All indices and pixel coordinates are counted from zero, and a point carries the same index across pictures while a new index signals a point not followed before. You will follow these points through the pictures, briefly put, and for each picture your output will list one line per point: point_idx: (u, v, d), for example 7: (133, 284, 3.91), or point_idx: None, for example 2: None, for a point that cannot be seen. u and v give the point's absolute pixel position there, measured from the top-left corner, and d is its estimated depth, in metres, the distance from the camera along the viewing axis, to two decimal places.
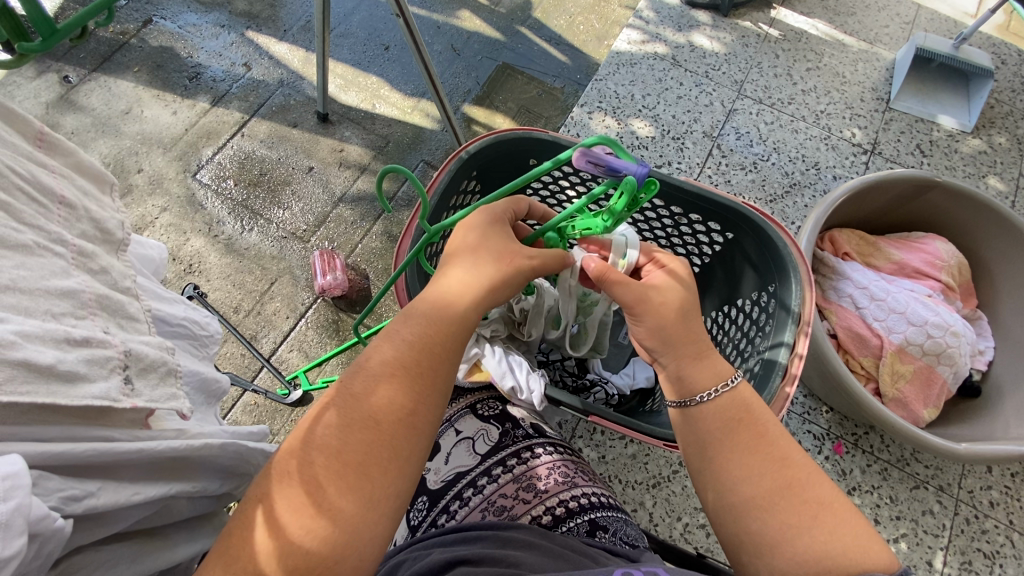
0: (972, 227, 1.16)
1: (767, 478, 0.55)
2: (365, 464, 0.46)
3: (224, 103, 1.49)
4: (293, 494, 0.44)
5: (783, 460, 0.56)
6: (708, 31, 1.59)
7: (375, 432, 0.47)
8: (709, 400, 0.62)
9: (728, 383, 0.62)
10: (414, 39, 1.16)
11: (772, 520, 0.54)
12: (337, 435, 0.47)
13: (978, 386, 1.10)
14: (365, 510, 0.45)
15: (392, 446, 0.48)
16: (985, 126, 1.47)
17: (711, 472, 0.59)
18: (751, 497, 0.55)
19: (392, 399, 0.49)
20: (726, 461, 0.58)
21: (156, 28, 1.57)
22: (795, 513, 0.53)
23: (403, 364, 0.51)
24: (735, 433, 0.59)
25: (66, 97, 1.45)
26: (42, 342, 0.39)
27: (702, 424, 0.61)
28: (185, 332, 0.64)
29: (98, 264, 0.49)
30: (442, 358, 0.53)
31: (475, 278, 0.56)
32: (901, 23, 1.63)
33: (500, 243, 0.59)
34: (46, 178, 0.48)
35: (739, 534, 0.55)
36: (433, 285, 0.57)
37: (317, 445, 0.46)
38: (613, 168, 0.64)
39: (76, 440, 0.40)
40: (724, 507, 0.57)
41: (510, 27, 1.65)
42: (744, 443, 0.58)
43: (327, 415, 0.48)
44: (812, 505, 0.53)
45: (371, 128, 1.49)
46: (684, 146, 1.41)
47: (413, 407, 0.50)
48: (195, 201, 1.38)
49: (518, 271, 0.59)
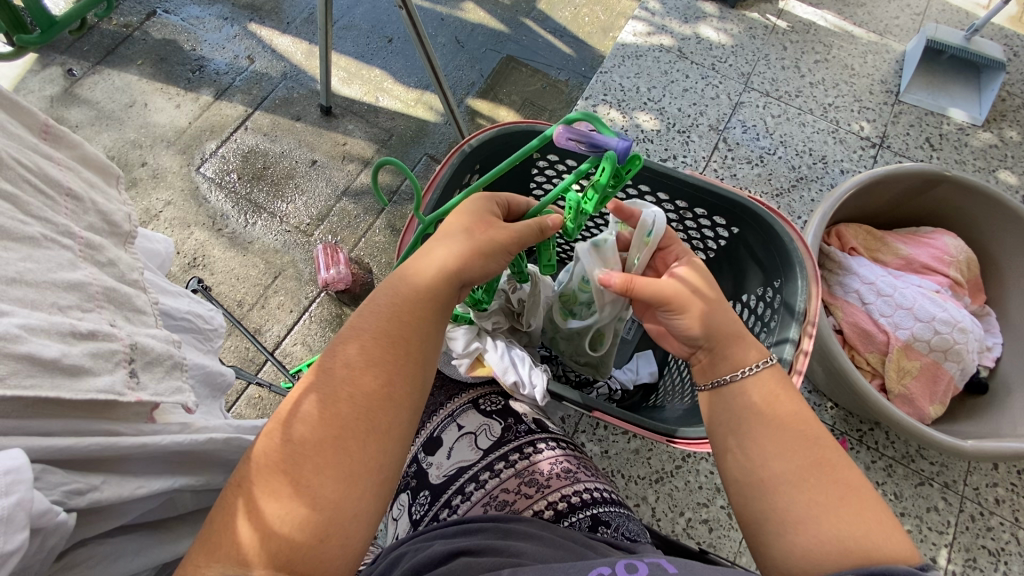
0: (982, 222, 1.15)
1: (798, 454, 0.55)
2: (340, 443, 0.46)
3: (227, 96, 1.49)
4: (271, 481, 0.44)
5: (813, 440, 0.56)
6: (715, 22, 1.57)
7: (348, 411, 0.47)
8: (750, 376, 0.62)
9: (766, 361, 0.63)
10: (417, 32, 1.15)
11: (799, 497, 0.53)
12: (314, 414, 0.47)
13: (985, 383, 1.09)
14: (346, 485, 0.45)
15: (366, 424, 0.48)
16: (996, 120, 1.45)
17: (742, 446, 0.58)
18: (782, 472, 0.55)
19: (365, 377, 0.49)
20: (759, 435, 0.58)
21: (159, 21, 1.57)
22: (825, 491, 0.53)
23: (373, 345, 0.51)
24: (771, 410, 0.59)
25: (70, 90, 1.45)
26: (48, 336, 0.39)
27: (738, 399, 0.61)
28: (191, 326, 0.64)
29: (106, 256, 0.49)
30: (417, 333, 0.53)
31: (442, 255, 0.56)
32: (912, 14, 1.60)
33: (473, 219, 0.59)
34: (51, 169, 0.48)
35: (764, 510, 0.54)
36: (406, 265, 0.56)
37: (293, 424, 0.46)
38: (595, 144, 0.60)
39: (79, 434, 0.41)
40: (752, 481, 0.56)
41: (514, 19, 1.64)
42: (779, 419, 0.58)
43: (299, 402, 0.48)
44: (840, 487, 0.53)
45: (374, 121, 1.49)
46: (690, 139, 1.40)
47: (385, 383, 0.50)
48: (199, 194, 1.38)
49: (489, 243, 0.58)
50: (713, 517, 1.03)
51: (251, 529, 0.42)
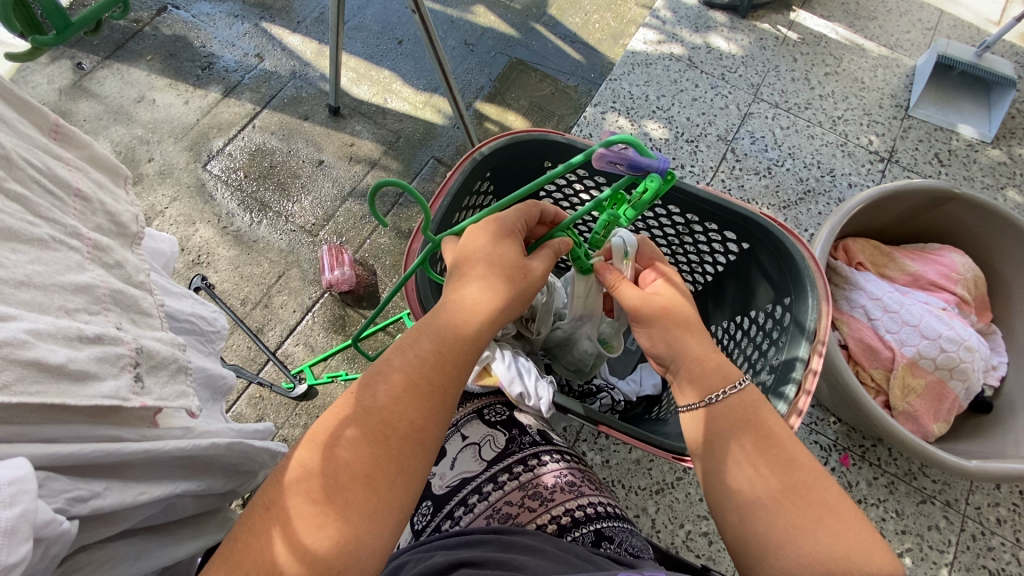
0: (991, 241, 1.14)
1: (775, 477, 0.55)
2: (374, 477, 0.46)
3: (236, 94, 1.49)
4: (304, 506, 0.44)
5: (789, 460, 0.55)
6: (725, 32, 1.56)
7: (386, 446, 0.47)
8: (720, 402, 0.61)
9: (736, 384, 0.62)
10: (429, 36, 1.15)
11: (776, 520, 0.53)
12: (349, 449, 0.47)
13: (990, 402, 1.09)
14: (374, 519, 0.45)
15: (401, 460, 0.47)
16: (1005, 137, 1.44)
17: (721, 469, 0.58)
18: (758, 496, 0.55)
19: (403, 416, 0.49)
20: (735, 459, 0.57)
21: (170, 16, 1.57)
22: (800, 514, 0.52)
23: (416, 378, 0.51)
24: (745, 432, 0.58)
25: (79, 83, 1.45)
26: (54, 340, 0.39)
27: (714, 421, 0.61)
28: (194, 328, 0.63)
29: (113, 257, 0.48)
30: (452, 374, 0.53)
31: (488, 293, 0.56)
32: (923, 29, 1.60)
33: (513, 255, 0.58)
34: (61, 170, 0.48)
35: (745, 535, 0.54)
36: (451, 297, 0.56)
37: (335, 452, 0.46)
38: (635, 164, 0.63)
39: (83, 440, 0.40)
40: (732, 504, 0.56)
41: (525, 24, 1.64)
42: (753, 441, 0.57)
43: (342, 428, 0.48)
44: (817, 508, 0.53)
45: (382, 123, 1.48)
46: (698, 149, 1.39)
47: (423, 421, 0.49)
48: (205, 191, 1.37)
49: (529, 285, 0.59)
50: (712, 530, 1.02)
51: (259, 553, 0.42)
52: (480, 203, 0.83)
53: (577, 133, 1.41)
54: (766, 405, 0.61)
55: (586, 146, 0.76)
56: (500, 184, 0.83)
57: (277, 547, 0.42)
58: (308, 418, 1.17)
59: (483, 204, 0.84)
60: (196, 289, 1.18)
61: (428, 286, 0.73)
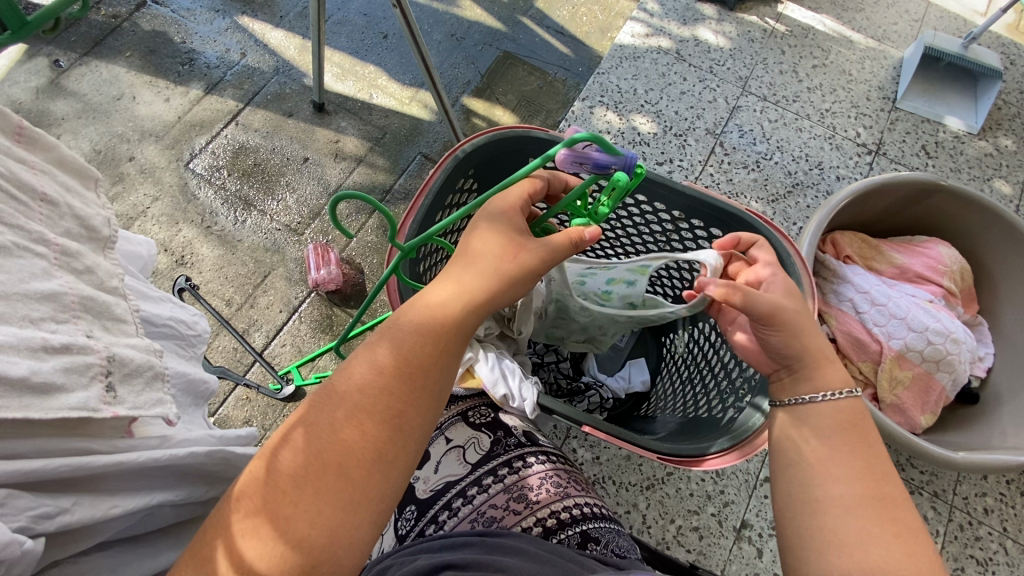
0: (977, 232, 1.15)
1: (863, 486, 0.53)
2: (346, 467, 0.45)
3: (218, 91, 1.46)
4: (274, 498, 0.44)
5: (883, 475, 0.54)
6: (713, 25, 1.56)
7: (360, 434, 0.47)
8: (827, 401, 0.59)
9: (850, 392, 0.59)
10: (412, 30, 1.13)
11: (853, 524, 0.52)
12: (326, 440, 0.46)
13: (977, 393, 1.10)
14: (345, 513, 0.44)
15: (376, 450, 0.47)
16: (991, 128, 1.45)
17: (803, 465, 0.56)
18: (841, 497, 0.53)
19: (378, 405, 0.48)
20: (827, 458, 0.55)
21: (149, 12, 1.54)
22: (880, 525, 0.51)
23: (394, 366, 0.50)
24: (847, 434, 0.57)
25: (56, 81, 1.42)
26: (17, 353, 0.37)
27: (816, 418, 0.59)
28: (172, 333, 0.62)
29: (83, 263, 0.47)
30: (434, 363, 0.51)
31: (473, 280, 0.54)
32: (910, 20, 1.59)
33: (502, 239, 0.56)
34: (24, 173, 0.46)
35: (810, 528, 0.53)
36: (435, 283, 0.55)
37: (305, 440, 0.46)
38: (598, 164, 0.63)
39: (50, 454, 0.39)
40: (803, 497, 0.55)
41: (511, 17, 1.62)
42: (851, 445, 0.56)
43: (315, 415, 0.47)
44: (893, 524, 0.51)
45: (368, 119, 1.46)
46: (687, 143, 1.39)
47: (400, 411, 0.48)
48: (188, 190, 1.35)
49: (523, 270, 0.56)
50: (703, 524, 1.03)
51: (232, 547, 0.42)
52: (464, 201, 0.81)
53: (565, 127, 1.40)
54: (870, 425, 0.58)
55: (571, 143, 0.75)
56: (484, 182, 0.82)
57: (249, 540, 0.42)
58: None
59: (468, 201, 0.82)
60: (179, 291, 1.16)
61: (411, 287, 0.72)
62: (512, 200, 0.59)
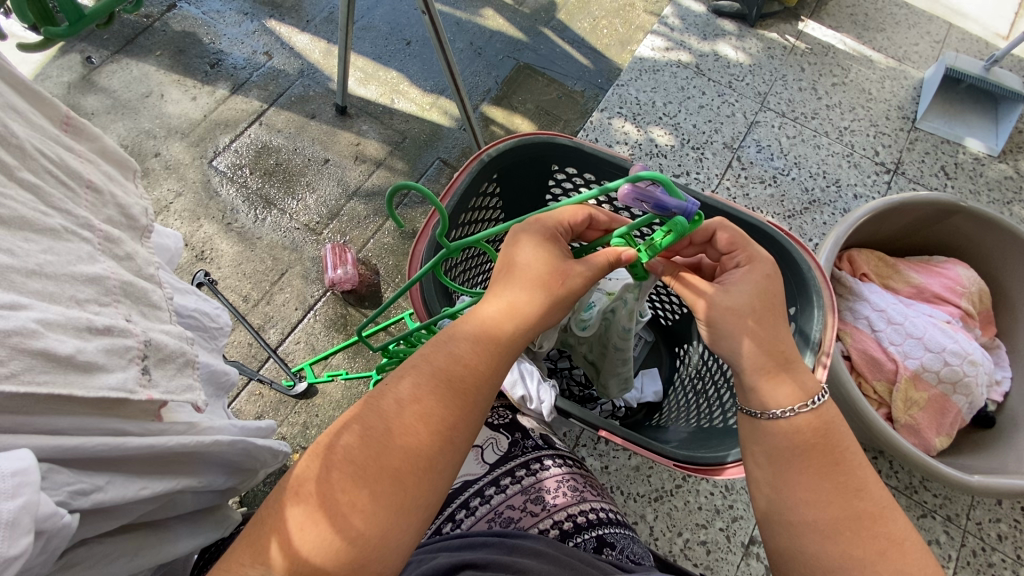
0: (997, 255, 1.14)
1: (835, 506, 0.53)
2: (399, 472, 0.46)
3: (243, 91, 1.49)
4: (328, 498, 0.44)
5: (854, 490, 0.54)
6: (733, 41, 1.57)
7: (413, 441, 0.47)
8: (788, 417, 0.57)
9: (811, 403, 0.57)
10: (438, 37, 1.15)
11: (831, 547, 0.52)
12: (381, 445, 0.47)
13: (993, 417, 1.08)
14: (395, 517, 0.45)
15: (427, 459, 0.47)
16: (1012, 151, 1.44)
17: (774, 487, 0.56)
18: (816, 521, 0.53)
19: (431, 414, 0.49)
20: (795, 481, 0.55)
21: (180, 13, 1.58)
22: (859, 545, 0.52)
23: (448, 377, 0.50)
24: (810, 453, 0.55)
25: (87, 78, 1.46)
26: (64, 331, 0.38)
27: (776, 440, 0.57)
28: (197, 324, 0.63)
29: (123, 250, 0.48)
30: (483, 376, 0.52)
31: (525, 298, 0.55)
32: (931, 42, 1.60)
33: (553, 257, 0.57)
34: (72, 161, 0.48)
35: (790, 551, 0.54)
36: (487, 299, 0.56)
37: (359, 445, 0.47)
38: (658, 204, 0.62)
39: (88, 433, 0.40)
40: (780, 521, 0.55)
41: (533, 28, 1.64)
42: (816, 464, 0.55)
43: (371, 419, 0.48)
44: (879, 539, 0.52)
45: (389, 123, 1.49)
46: (704, 156, 1.39)
47: (452, 423, 0.49)
48: (210, 187, 1.38)
49: (570, 291, 0.56)
50: (711, 539, 1.02)
51: (287, 542, 0.43)
52: (487, 205, 0.82)
53: (583, 137, 1.41)
54: (838, 431, 0.57)
55: (594, 150, 0.76)
56: (507, 187, 0.83)
57: (304, 538, 0.43)
58: (307, 417, 1.17)
59: (490, 205, 0.83)
60: (198, 285, 1.17)
61: (436, 287, 0.73)
62: (556, 217, 0.60)
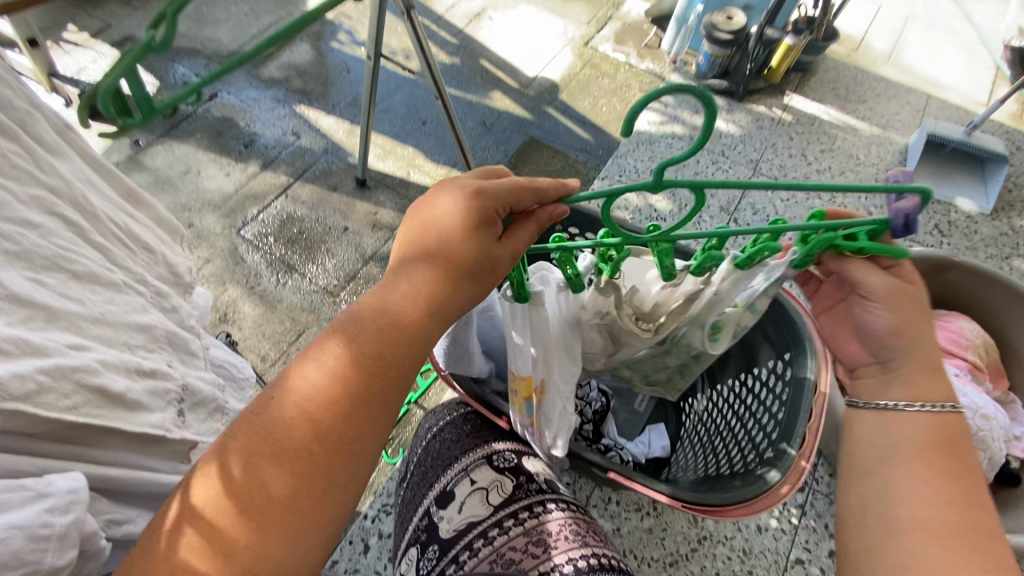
0: (999, 307, 1.15)
1: (950, 507, 0.57)
2: (296, 494, 0.44)
3: (273, 168, 1.63)
4: (218, 523, 0.43)
5: (972, 503, 0.57)
6: (724, 114, 1.69)
7: (310, 458, 0.45)
8: (921, 413, 0.61)
9: (950, 405, 0.61)
10: (450, 117, 1.27)
11: (933, 543, 0.55)
12: (269, 466, 0.45)
13: (1017, 474, 1.05)
14: (294, 538, 0.44)
15: (326, 470, 0.46)
16: (1003, 209, 1.49)
17: (887, 477, 0.60)
18: (927, 516, 0.57)
19: (331, 423, 0.47)
20: (910, 478, 0.59)
21: (221, 101, 1.75)
22: (962, 549, 0.55)
23: (347, 384, 0.49)
24: (941, 454, 0.59)
25: (134, 158, 1.61)
26: (115, 371, 0.43)
27: (900, 433, 0.62)
28: (229, 375, 0.67)
29: (170, 303, 0.54)
30: (391, 377, 0.50)
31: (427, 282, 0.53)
32: (912, 111, 1.70)
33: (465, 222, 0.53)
34: (134, 226, 0.55)
35: (882, 540, 0.58)
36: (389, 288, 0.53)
37: (246, 471, 0.44)
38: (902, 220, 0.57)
39: (127, 467, 0.44)
40: (886, 513, 0.59)
41: (538, 107, 1.79)
42: (946, 464, 0.59)
43: (259, 443, 0.45)
44: (981, 551, 0.55)
45: (405, 193, 1.60)
46: (702, 218, 1.46)
47: (355, 426, 0.48)
48: (237, 254, 1.47)
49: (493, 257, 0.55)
50: None
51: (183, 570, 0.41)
52: None
53: None
54: (966, 446, 0.61)
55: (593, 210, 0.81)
56: None
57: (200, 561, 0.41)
58: None
59: None
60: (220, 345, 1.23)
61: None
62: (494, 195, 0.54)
